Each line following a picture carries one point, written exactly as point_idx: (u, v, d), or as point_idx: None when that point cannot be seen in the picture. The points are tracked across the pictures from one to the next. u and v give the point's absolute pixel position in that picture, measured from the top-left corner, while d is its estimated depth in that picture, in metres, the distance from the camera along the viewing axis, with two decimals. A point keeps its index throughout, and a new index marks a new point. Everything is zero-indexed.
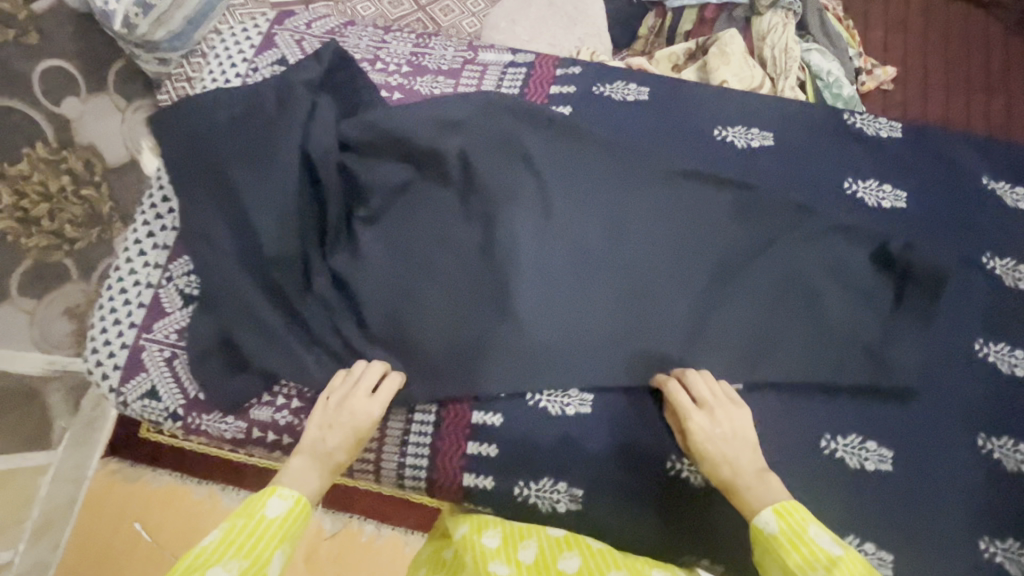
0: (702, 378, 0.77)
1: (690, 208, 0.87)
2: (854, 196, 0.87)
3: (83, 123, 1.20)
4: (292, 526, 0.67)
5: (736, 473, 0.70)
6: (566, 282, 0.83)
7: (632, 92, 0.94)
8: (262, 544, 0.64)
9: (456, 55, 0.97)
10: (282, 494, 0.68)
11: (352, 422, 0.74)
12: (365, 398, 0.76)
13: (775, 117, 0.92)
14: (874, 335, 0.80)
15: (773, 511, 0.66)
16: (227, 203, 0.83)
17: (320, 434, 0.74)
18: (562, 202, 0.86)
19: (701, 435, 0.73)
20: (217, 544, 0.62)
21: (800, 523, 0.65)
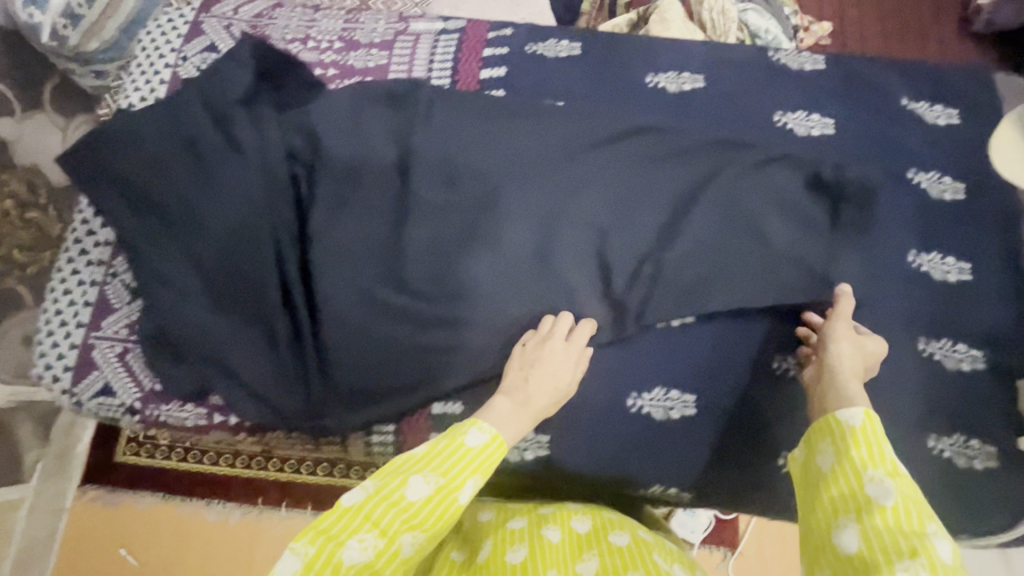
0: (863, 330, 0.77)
1: (630, 157, 0.88)
2: (785, 129, 0.90)
3: (23, 141, 1.20)
4: (487, 459, 0.66)
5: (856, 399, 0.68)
6: (518, 238, 0.85)
7: (565, 48, 0.95)
8: (458, 469, 0.64)
9: (388, 27, 0.97)
10: (482, 427, 0.67)
11: (552, 366, 0.76)
12: (564, 343, 0.78)
13: (703, 60, 0.94)
14: (814, 256, 0.82)
15: (865, 412, 0.63)
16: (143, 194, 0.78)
17: (523, 374, 0.75)
18: (504, 161, 0.88)
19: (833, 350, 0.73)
20: (422, 456, 0.64)
21: (878, 436, 0.62)
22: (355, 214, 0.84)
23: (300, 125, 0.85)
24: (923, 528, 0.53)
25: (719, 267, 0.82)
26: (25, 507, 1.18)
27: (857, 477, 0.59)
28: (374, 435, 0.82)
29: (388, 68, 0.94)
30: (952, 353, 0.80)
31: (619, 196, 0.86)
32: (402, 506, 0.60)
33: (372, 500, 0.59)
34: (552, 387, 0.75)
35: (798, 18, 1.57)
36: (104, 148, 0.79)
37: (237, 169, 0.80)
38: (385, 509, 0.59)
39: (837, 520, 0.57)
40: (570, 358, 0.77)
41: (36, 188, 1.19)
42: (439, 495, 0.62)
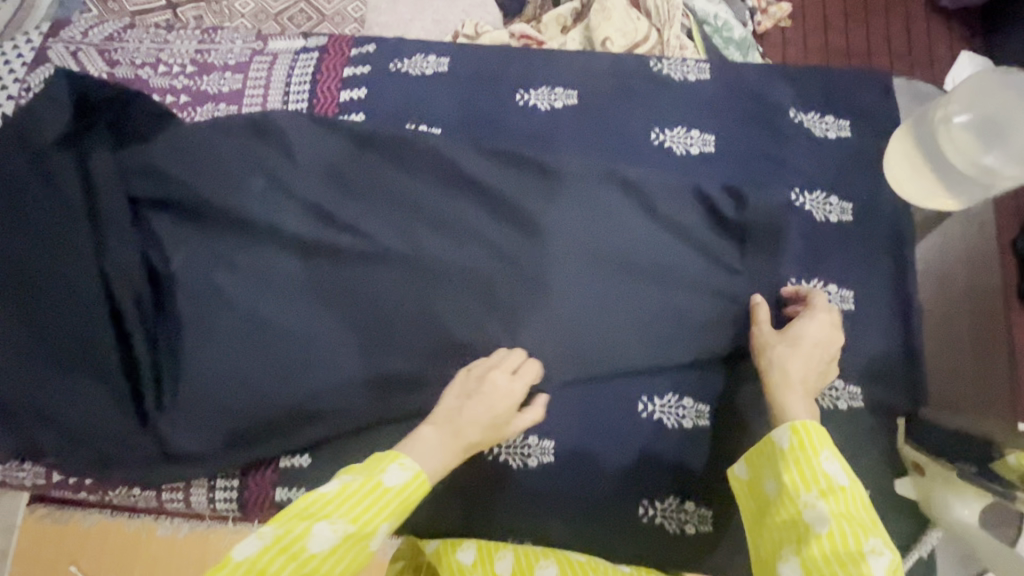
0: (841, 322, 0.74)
1: (492, 184, 0.83)
2: (662, 147, 0.84)
3: None
4: (407, 499, 0.60)
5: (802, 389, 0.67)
6: (378, 279, 0.81)
7: (431, 64, 0.89)
8: (371, 514, 0.58)
9: (245, 47, 0.91)
10: (404, 463, 0.61)
11: (493, 399, 0.70)
12: (508, 381, 0.72)
13: (580, 73, 0.88)
14: (681, 291, 0.78)
15: (791, 427, 0.62)
16: None
17: (458, 403, 0.70)
18: (368, 195, 0.83)
19: (802, 333, 0.71)
20: (333, 496, 0.57)
21: (814, 445, 0.61)
22: (199, 257, 0.80)
23: (132, 160, 0.79)
24: (862, 548, 0.53)
25: (578, 302, 0.78)
26: None
27: (794, 503, 0.58)
28: (217, 489, 0.79)
29: (242, 93, 0.88)
30: (828, 391, 0.74)
31: (482, 229, 0.82)
32: (302, 560, 0.53)
33: (267, 553, 0.52)
34: (486, 420, 0.70)
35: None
36: None
37: (58, 217, 0.74)
38: (283, 563, 0.52)
39: (782, 551, 0.57)
40: (512, 395, 0.72)
41: None
42: (348, 543, 0.56)
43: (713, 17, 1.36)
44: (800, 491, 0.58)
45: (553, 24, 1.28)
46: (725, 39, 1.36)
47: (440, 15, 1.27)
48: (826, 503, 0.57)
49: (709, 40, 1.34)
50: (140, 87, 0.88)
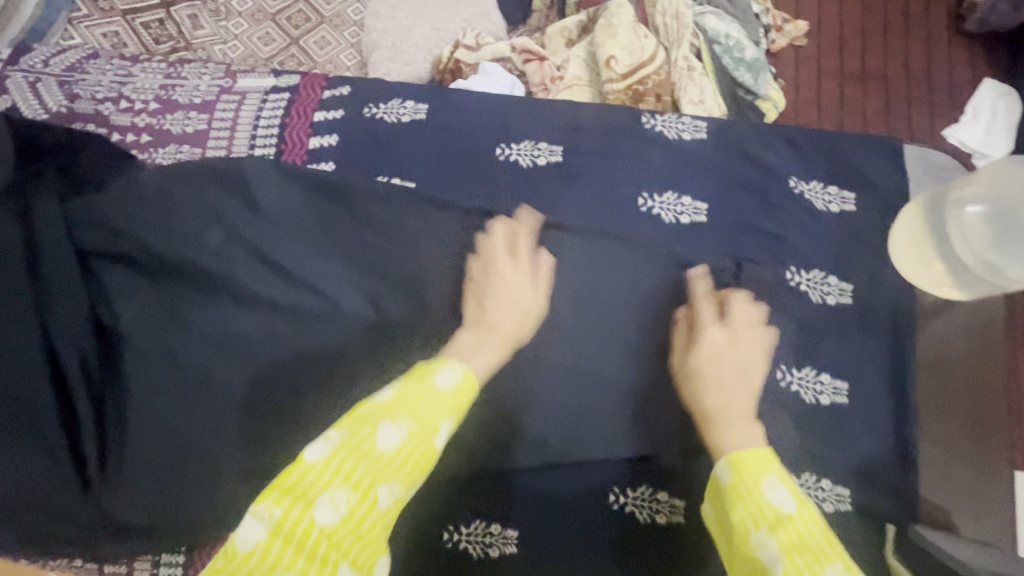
0: (745, 305, 0.66)
1: (468, 247, 0.78)
2: (650, 214, 0.78)
3: None
4: (462, 399, 0.55)
5: (720, 410, 0.58)
6: (343, 343, 0.78)
7: (409, 110, 0.83)
8: (431, 410, 0.53)
9: (212, 84, 0.85)
10: (453, 367, 0.56)
11: (508, 291, 0.66)
12: (512, 261, 0.70)
13: (566, 127, 0.82)
14: (661, 374, 0.73)
15: (727, 461, 0.53)
16: None
17: (478, 308, 0.66)
18: (337, 254, 0.80)
19: (702, 354, 0.63)
20: (390, 401, 0.53)
21: (754, 474, 0.51)
22: (155, 313, 0.77)
23: (85, 212, 0.75)
24: None
25: (550, 380, 0.73)
26: None
27: (748, 545, 0.48)
28: (162, 562, 0.76)
29: (206, 135, 0.83)
30: (815, 492, 0.69)
31: (454, 295, 0.78)
32: (373, 458, 0.50)
33: (338, 454, 0.49)
34: (511, 306, 0.65)
35: (769, 17, 1.39)
36: None
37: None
38: (357, 461, 0.49)
39: None
40: (516, 271, 0.69)
41: None
42: (415, 441, 0.51)
43: (725, 35, 1.29)
44: (750, 527, 0.48)
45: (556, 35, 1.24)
46: (736, 60, 1.28)
47: (440, 22, 1.19)
48: (776, 539, 0.47)
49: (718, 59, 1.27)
50: (100, 125, 0.83)
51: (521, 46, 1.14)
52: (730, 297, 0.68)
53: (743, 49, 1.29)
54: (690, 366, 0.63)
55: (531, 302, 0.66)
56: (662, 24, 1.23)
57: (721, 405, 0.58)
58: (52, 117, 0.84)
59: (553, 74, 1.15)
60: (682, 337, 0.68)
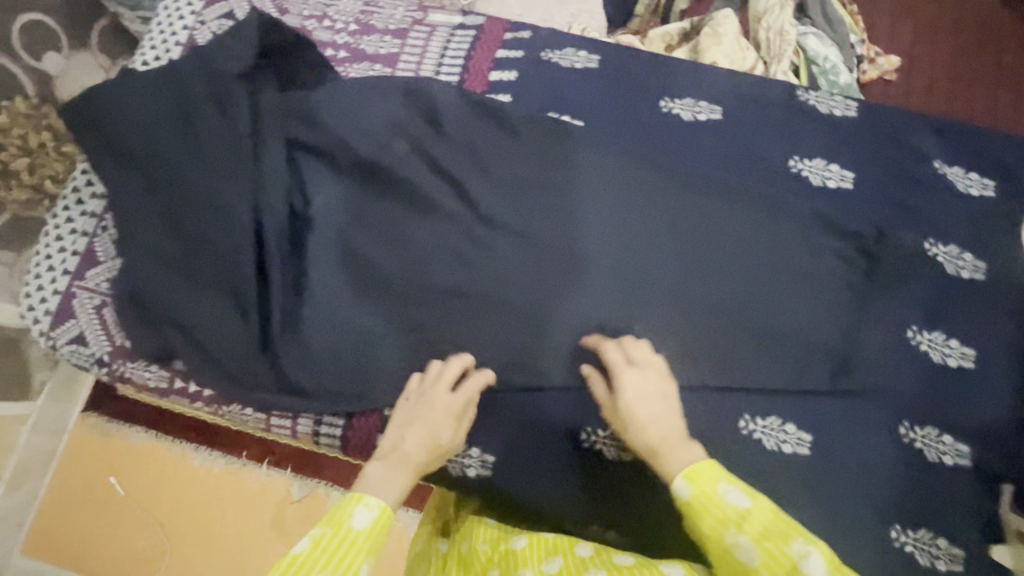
0: (639, 345, 0.74)
1: (629, 187, 0.85)
2: (799, 175, 0.84)
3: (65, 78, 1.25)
4: (376, 539, 0.58)
5: (661, 440, 0.65)
6: (504, 255, 0.84)
7: (582, 59, 0.91)
8: (347, 557, 0.56)
9: (406, 15, 0.95)
10: (368, 504, 0.60)
11: (430, 419, 0.72)
12: (448, 394, 0.74)
13: (726, 90, 0.89)
14: (796, 318, 0.80)
15: (684, 477, 0.60)
16: (127, 156, 0.78)
17: (400, 432, 0.70)
18: (500, 173, 0.87)
19: (627, 394, 0.70)
20: (307, 554, 0.56)
21: (710, 480, 0.60)
22: (340, 203, 0.85)
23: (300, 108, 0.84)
24: (793, 559, 0.54)
25: (693, 314, 0.81)
26: (26, 425, 1.30)
27: (722, 542, 0.57)
28: (322, 424, 0.83)
29: (398, 57, 0.92)
30: (935, 444, 0.75)
31: (607, 225, 0.84)
32: None
33: None
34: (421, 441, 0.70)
35: (863, 48, 1.52)
36: (91, 95, 0.77)
37: (227, 145, 0.78)
38: None
39: None
40: (451, 412, 0.73)
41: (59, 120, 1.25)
42: None
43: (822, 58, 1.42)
44: (722, 530, 0.57)
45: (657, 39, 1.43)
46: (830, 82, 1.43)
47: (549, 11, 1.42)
48: (747, 535, 0.56)
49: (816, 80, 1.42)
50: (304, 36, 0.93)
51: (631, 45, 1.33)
52: (625, 340, 0.75)
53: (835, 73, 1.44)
54: (619, 402, 0.70)
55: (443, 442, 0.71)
56: (766, 39, 1.42)
57: (661, 438, 0.65)
58: None
59: None
60: (598, 381, 0.74)
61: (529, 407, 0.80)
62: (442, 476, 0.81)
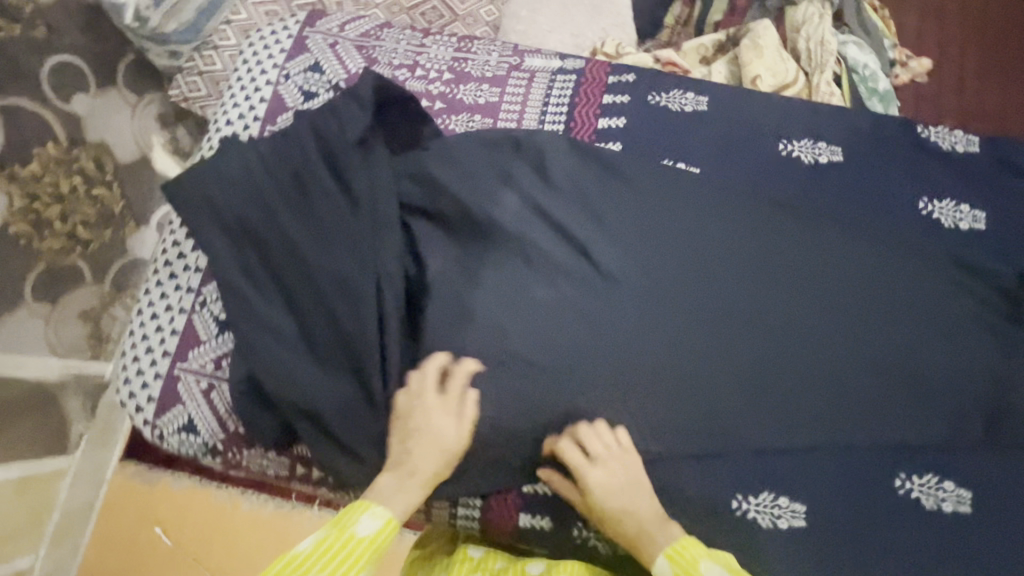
0: (598, 433, 0.73)
1: (758, 234, 0.81)
2: (931, 218, 0.82)
3: (95, 119, 1.21)
4: (377, 548, 0.64)
5: (640, 532, 0.70)
6: (639, 314, 0.78)
7: (690, 101, 0.88)
8: (346, 563, 0.63)
9: (501, 61, 0.91)
10: (375, 513, 0.65)
11: (431, 428, 0.70)
12: (439, 396, 0.72)
13: (844, 129, 0.86)
14: (947, 367, 0.76)
15: (665, 558, 0.68)
16: (240, 234, 0.73)
17: (403, 443, 0.71)
18: (618, 224, 0.82)
19: (596, 494, 0.72)
20: (311, 551, 0.63)
21: (691, 559, 0.67)
22: (454, 265, 0.78)
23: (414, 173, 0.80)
24: None
25: (837, 368, 0.77)
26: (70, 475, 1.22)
27: None
28: (458, 508, 0.79)
29: (499, 107, 0.88)
30: None
31: (739, 275, 0.80)
32: None
33: None
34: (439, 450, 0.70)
35: (895, 52, 1.50)
36: (201, 171, 0.73)
37: (346, 219, 0.74)
38: None
39: None
40: (447, 411, 0.71)
41: (102, 166, 1.23)
42: None
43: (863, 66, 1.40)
44: None
45: (694, 53, 1.44)
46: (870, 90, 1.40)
47: (579, 28, 1.42)
48: None
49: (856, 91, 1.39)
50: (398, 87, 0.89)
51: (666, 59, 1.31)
52: (582, 432, 0.73)
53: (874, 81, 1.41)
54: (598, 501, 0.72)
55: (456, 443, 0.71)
56: (806, 49, 1.39)
57: (638, 531, 0.70)
58: (353, 77, 0.89)
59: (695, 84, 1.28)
60: (564, 483, 0.75)
61: (675, 479, 0.76)
62: (588, 553, 0.78)
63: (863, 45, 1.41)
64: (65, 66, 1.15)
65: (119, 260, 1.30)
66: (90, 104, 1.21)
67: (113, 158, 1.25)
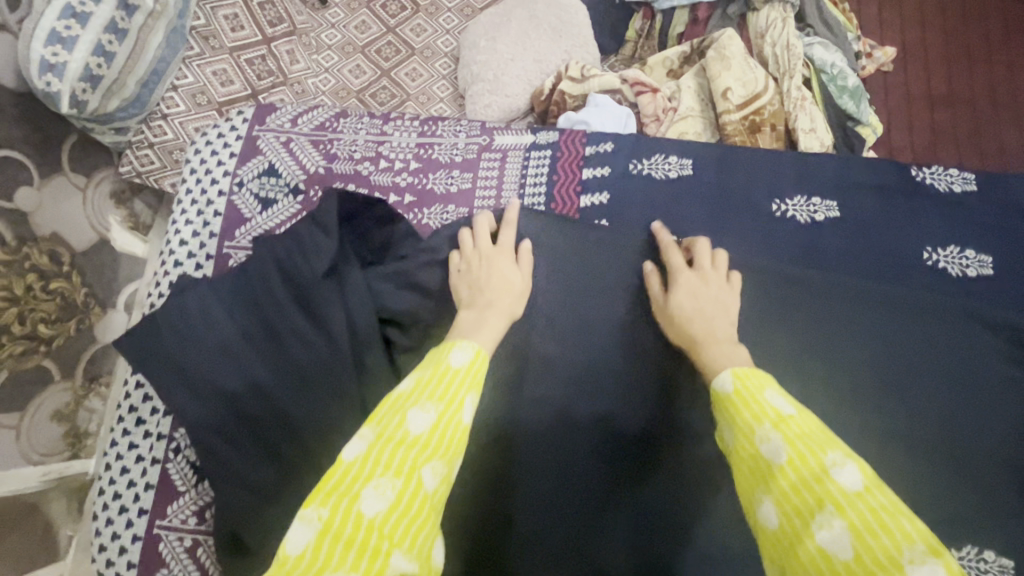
0: (707, 251, 0.73)
1: (764, 306, 0.77)
2: (936, 268, 0.79)
3: (44, 211, 1.10)
4: (476, 377, 0.57)
5: (706, 336, 0.65)
6: None
7: (674, 165, 0.84)
8: (452, 389, 0.55)
9: (469, 142, 0.86)
10: (462, 346, 0.59)
11: (500, 271, 0.70)
12: (493, 246, 0.74)
13: (835, 181, 0.83)
14: (974, 429, 0.73)
15: (732, 372, 0.57)
16: (205, 382, 0.66)
17: (474, 286, 0.69)
18: (615, 312, 0.76)
19: (680, 296, 0.69)
20: (411, 390, 0.54)
21: (758, 385, 0.55)
22: None
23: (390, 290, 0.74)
24: (824, 463, 0.47)
25: (866, 442, 0.72)
26: None
27: (751, 441, 0.51)
28: None
29: (473, 194, 0.82)
30: None
31: (749, 353, 0.75)
32: (409, 445, 0.49)
33: (375, 446, 0.49)
34: (505, 284, 0.70)
35: (859, 43, 1.45)
36: (159, 316, 0.67)
37: (322, 353, 0.68)
38: (394, 450, 0.49)
39: (755, 492, 0.50)
40: (506, 256, 0.72)
41: (58, 258, 1.12)
42: (444, 422, 0.52)
43: (830, 65, 1.36)
44: (754, 426, 0.52)
45: (659, 66, 1.38)
46: (840, 88, 1.35)
47: (542, 53, 1.34)
48: (780, 433, 0.50)
49: (826, 89, 1.35)
50: (363, 184, 0.83)
51: (634, 80, 1.27)
52: (696, 242, 0.75)
53: (843, 78, 1.37)
54: (670, 302, 0.70)
55: (521, 283, 0.71)
56: (772, 55, 1.33)
57: (706, 333, 0.65)
58: (313, 177, 0.83)
59: (666, 105, 1.24)
60: (654, 276, 0.74)
61: None
62: None
63: (828, 45, 1.37)
64: (2, 159, 1.02)
65: (88, 351, 1.22)
66: (37, 198, 1.08)
67: (68, 248, 1.15)
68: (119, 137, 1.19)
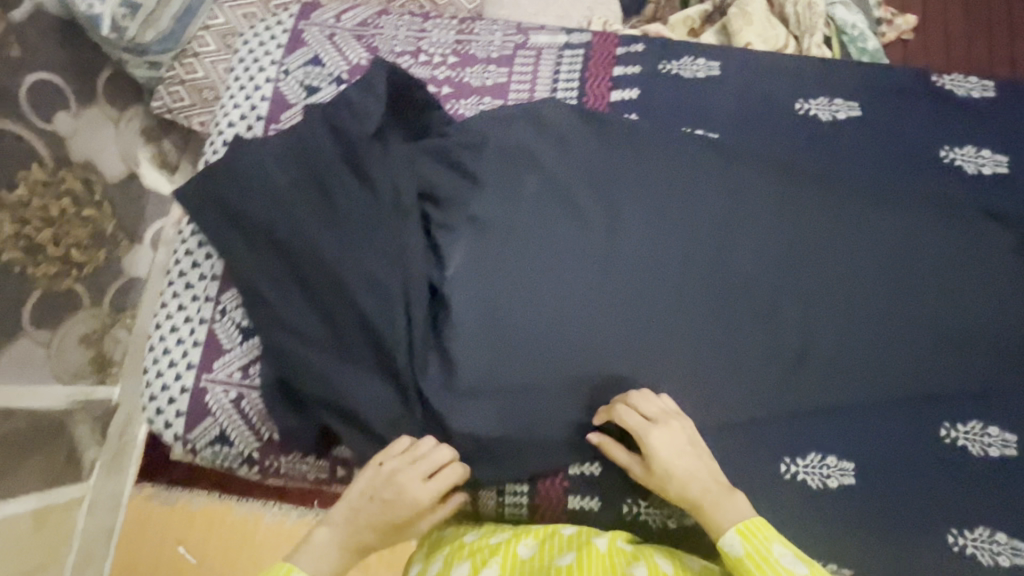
0: (659, 400, 0.71)
1: (785, 196, 0.80)
2: (953, 165, 0.82)
3: (79, 139, 1.13)
4: None
5: (703, 494, 0.67)
6: (677, 282, 0.77)
7: (701, 67, 0.88)
8: None
9: (506, 40, 0.90)
10: None
11: (386, 504, 0.68)
12: (418, 480, 0.69)
13: (856, 85, 0.86)
14: (984, 313, 0.76)
15: (738, 532, 0.63)
16: (264, 238, 0.73)
17: (358, 504, 0.69)
18: (639, 200, 0.80)
19: (662, 459, 0.68)
20: None
21: (764, 541, 0.63)
22: (479, 259, 0.76)
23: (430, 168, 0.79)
24: None
25: (875, 321, 0.77)
26: (84, 506, 1.17)
27: None
28: (505, 491, 0.78)
29: (507, 88, 0.86)
30: None
31: (769, 238, 0.79)
32: None
33: None
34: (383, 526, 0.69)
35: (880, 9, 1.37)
36: (218, 178, 0.73)
37: (366, 212, 0.73)
38: None
39: None
40: (413, 502, 0.69)
41: (90, 186, 1.16)
42: None
43: (851, 26, 1.30)
44: None
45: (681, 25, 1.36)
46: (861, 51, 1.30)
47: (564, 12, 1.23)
48: None
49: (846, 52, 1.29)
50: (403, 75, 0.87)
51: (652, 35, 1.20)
52: (638, 396, 0.71)
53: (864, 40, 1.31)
54: (656, 465, 0.69)
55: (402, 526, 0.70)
56: (794, 14, 1.28)
57: (704, 491, 0.67)
58: (355, 68, 0.87)
59: None
60: (620, 445, 0.72)
61: (719, 453, 0.75)
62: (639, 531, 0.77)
63: (850, 4, 1.31)
64: (42, 84, 1.06)
65: (115, 282, 1.24)
66: (72, 124, 1.12)
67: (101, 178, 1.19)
68: (153, 72, 1.19)
